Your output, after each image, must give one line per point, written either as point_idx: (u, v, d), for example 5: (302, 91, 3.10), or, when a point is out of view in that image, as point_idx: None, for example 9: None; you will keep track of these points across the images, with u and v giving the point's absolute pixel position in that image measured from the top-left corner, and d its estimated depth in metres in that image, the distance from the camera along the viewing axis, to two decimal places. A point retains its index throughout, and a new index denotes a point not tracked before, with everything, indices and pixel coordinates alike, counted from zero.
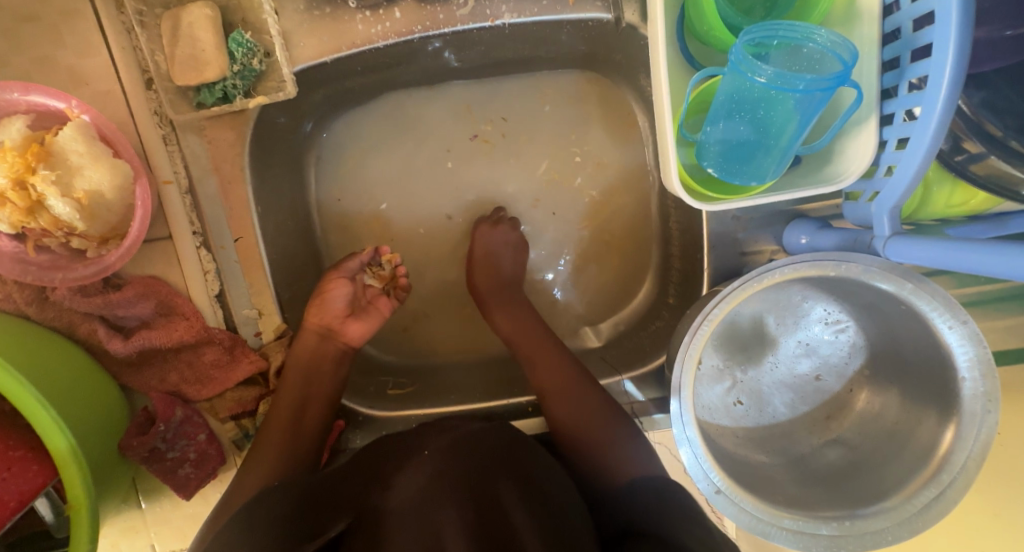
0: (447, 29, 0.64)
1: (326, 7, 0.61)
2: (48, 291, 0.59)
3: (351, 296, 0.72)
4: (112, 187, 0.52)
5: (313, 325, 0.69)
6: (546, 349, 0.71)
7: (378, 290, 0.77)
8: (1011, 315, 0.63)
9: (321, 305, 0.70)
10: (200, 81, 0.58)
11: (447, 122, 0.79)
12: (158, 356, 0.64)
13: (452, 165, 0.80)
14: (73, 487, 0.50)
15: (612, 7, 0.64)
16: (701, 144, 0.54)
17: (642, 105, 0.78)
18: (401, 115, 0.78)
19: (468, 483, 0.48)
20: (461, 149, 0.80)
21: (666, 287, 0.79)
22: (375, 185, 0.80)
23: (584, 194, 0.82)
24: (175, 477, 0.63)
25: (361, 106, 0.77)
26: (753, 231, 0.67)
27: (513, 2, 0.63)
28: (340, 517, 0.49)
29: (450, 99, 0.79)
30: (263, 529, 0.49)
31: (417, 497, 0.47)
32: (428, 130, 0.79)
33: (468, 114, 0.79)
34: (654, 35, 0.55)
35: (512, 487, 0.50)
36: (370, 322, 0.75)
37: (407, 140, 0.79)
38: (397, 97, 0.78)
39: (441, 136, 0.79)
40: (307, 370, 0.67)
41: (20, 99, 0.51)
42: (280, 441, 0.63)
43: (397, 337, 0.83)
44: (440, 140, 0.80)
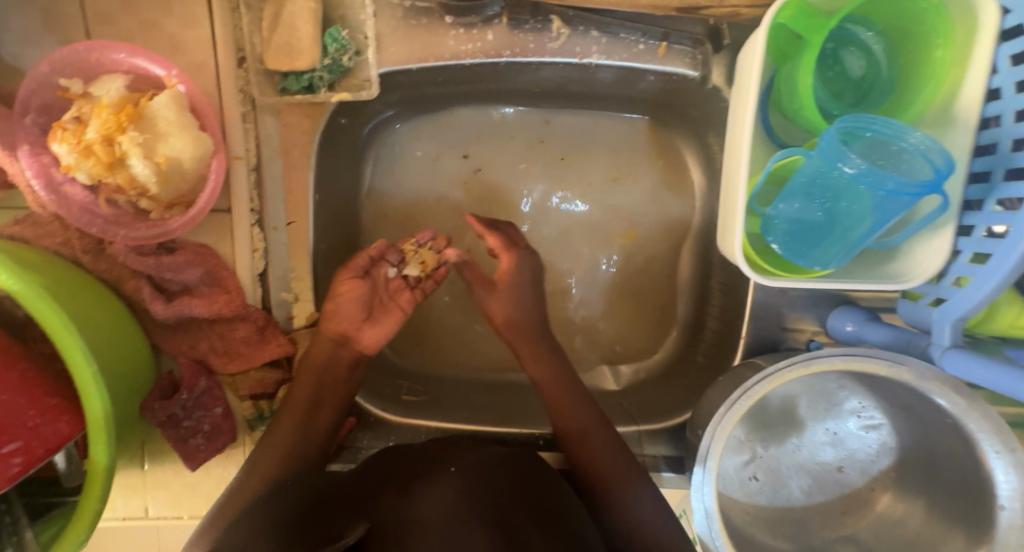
0: (534, 58, 0.64)
1: (422, 18, 0.62)
2: (106, 243, 0.60)
3: (365, 300, 0.69)
4: (192, 157, 0.53)
5: (329, 331, 0.67)
6: (553, 386, 0.70)
7: (406, 283, 0.74)
8: None
9: (335, 309, 0.68)
10: (290, 69, 0.60)
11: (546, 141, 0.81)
12: (193, 323, 0.65)
13: (508, 186, 0.82)
14: (97, 446, 0.48)
15: (700, 65, 0.64)
16: (768, 219, 0.54)
17: (704, 161, 0.80)
18: (472, 127, 0.80)
19: (489, 506, 0.48)
20: (536, 169, 0.82)
21: (695, 347, 0.80)
22: (426, 193, 0.81)
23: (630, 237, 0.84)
24: (186, 446, 0.63)
25: (441, 112, 0.78)
26: (800, 308, 0.69)
27: (604, 44, 0.63)
28: (357, 524, 0.46)
29: (543, 124, 0.81)
30: (275, 519, 0.50)
31: (444, 514, 0.46)
32: (518, 152, 0.81)
33: (569, 149, 0.82)
34: (744, 104, 0.54)
35: (536, 524, 0.49)
36: (388, 326, 0.72)
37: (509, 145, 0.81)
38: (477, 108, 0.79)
39: (530, 146, 0.81)
40: (321, 374, 0.66)
41: (124, 59, 0.51)
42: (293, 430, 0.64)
43: (418, 343, 0.84)
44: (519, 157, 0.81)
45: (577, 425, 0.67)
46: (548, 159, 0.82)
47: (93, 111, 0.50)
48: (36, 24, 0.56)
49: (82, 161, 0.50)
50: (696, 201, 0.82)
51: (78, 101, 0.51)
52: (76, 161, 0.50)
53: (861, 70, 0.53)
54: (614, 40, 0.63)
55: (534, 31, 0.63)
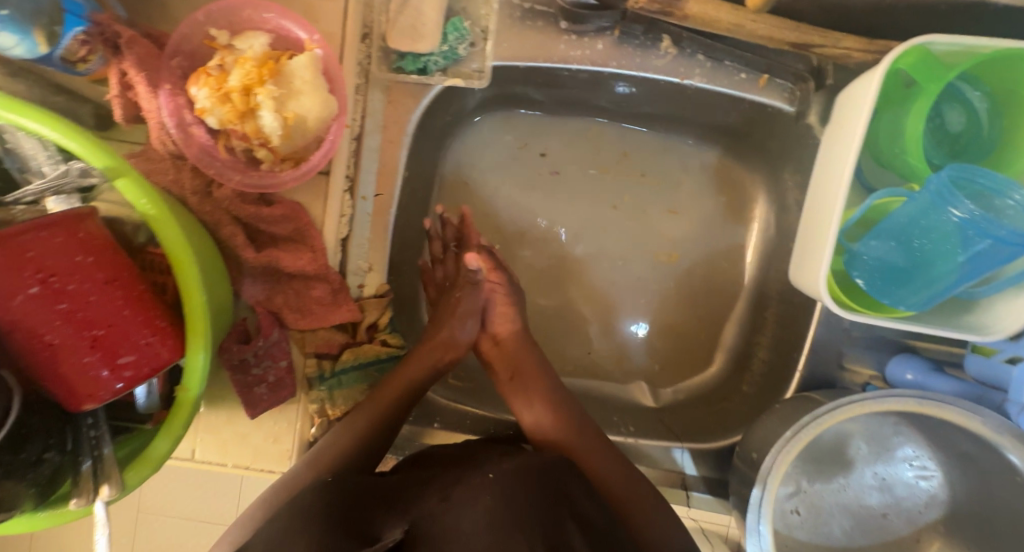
0: (636, 72, 0.67)
1: (539, 22, 0.66)
2: (213, 186, 0.61)
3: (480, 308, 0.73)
4: (317, 117, 0.56)
5: (439, 337, 0.70)
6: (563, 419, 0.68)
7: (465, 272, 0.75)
8: None
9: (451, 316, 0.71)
10: (410, 50, 0.63)
11: (624, 159, 0.85)
12: (275, 276, 0.67)
13: (583, 192, 0.84)
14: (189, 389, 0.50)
15: (797, 102, 0.66)
16: (855, 254, 0.56)
17: (770, 195, 0.83)
18: (558, 131, 0.83)
19: (536, 513, 0.50)
20: (610, 181, 0.85)
21: (740, 376, 0.82)
22: (501, 186, 0.83)
23: (679, 263, 0.86)
24: (250, 393, 0.65)
25: (530, 115, 0.82)
26: (859, 349, 0.70)
27: (708, 68, 0.65)
28: (396, 525, 0.49)
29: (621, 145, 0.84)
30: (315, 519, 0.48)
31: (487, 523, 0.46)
32: (594, 162, 0.84)
33: (646, 175, 0.85)
34: (847, 141, 0.55)
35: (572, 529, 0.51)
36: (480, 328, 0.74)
37: (588, 153, 0.84)
38: (563, 117, 0.83)
39: (610, 160, 0.84)
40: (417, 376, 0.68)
41: (271, 19, 0.55)
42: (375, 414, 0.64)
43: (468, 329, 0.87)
44: (593, 166, 0.84)
45: (586, 453, 0.65)
46: (621, 172, 0.85)
47: (237, 62, 0.53)
48: None
49: (218, 106, 0.53)
50: (755, 233, 0.85)
51: (221, 51, 0.54)
52: (211, 105, 0.53)
53: (961, 125, 0.55)
54: (717, 66, 0.65)
55: (642, 47, 0.65)
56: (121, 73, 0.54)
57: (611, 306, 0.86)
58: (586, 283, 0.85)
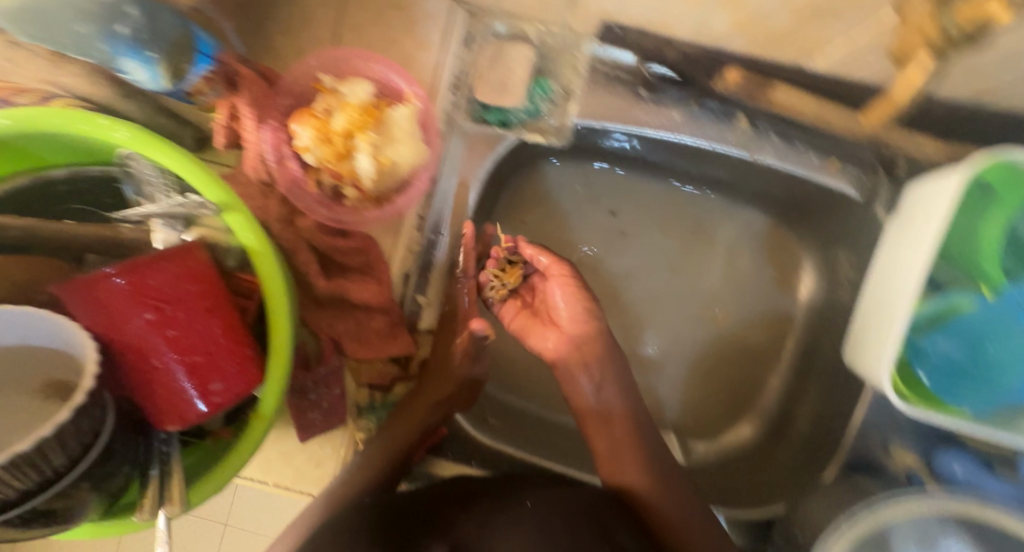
0: (709, 144, 0.69)
1: (619, 88, 0.68)
2: (295, 216, 0.63)
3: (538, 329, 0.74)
4: (408, 164, 0.59)
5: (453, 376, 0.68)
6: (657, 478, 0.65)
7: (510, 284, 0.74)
8: None
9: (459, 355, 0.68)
10: (495, 103, 0.66)
11: (693, 229, 0.86)
12: (342, 304, 0.68)
13: (642, 249, 0.86)
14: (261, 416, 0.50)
15: (865, 190, 0.67)
16: (921, 351, 0.57)
17: (821, 269, 0.83)
18: (627, 186, 0.84)
19: None
20: (669, 241, 0.86)
21: (775, 445, 0.83)
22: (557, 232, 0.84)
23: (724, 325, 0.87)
24: (304, 417, 0.67)
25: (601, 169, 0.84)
26: (902, 436, 0.70)
27: (780, 148, 0.68)
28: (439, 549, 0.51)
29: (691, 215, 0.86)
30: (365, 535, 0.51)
31: None
32: (658, 221, 0.86)
33: (715, 246, 0.86)
34: (918, 238, 0.56)
35: None
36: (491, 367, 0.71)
37: (653, 210, 0.85)
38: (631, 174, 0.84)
39: (676, 224, 0.86)
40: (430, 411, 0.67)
41: (376, 70, 0.59)
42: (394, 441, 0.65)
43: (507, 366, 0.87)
44: (657, 225, 0.86)
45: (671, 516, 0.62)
46: (684, 236, 0.86)
47: (343, 107, 0.57)
48: (297, 18, 0.63)
49: (318, 146, 0.56)
50: (802, 305, 0.86)
51: (325, 95, 0.57)
52: (313, 144, 0.56)
53: None
54: (789, 147, 0.68)
55: (718, 122, 0.68)
56: (232, 107, 0.57)
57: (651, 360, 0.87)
58: (630, 336, 0.86)
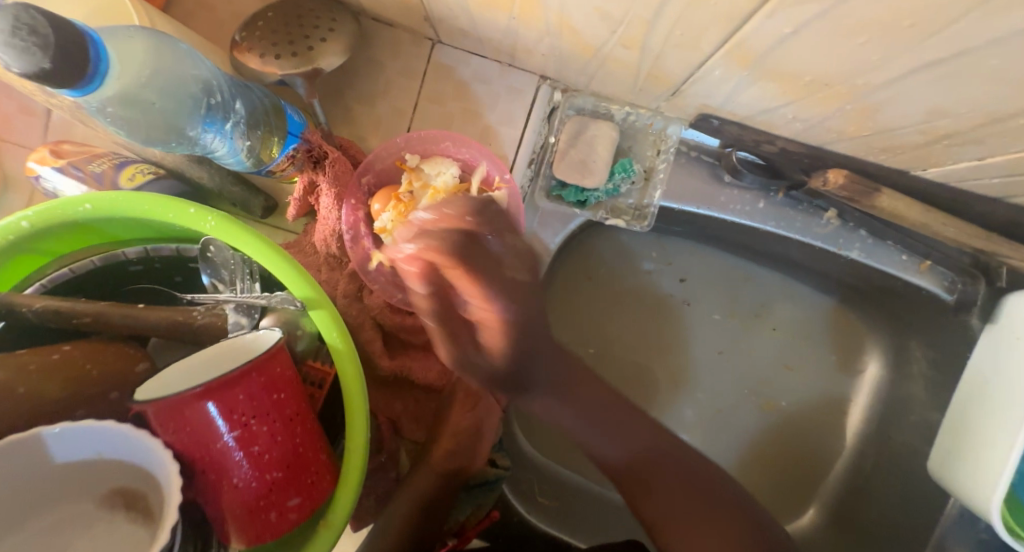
0: (795, 235, 0.66)
1: (704, 170, 0.66)
2: (363, 292, 0.61)
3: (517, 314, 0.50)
4: None
5: (450, 439, 0.67)
6: None
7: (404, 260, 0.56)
8: None
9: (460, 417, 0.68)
10: (577, 183, 0.63)
11: (760, 315, 0.82)
12: (401, 383, 0.65)
13: (709, 324, 0.83)
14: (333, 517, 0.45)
15: (957, 292, 0.63)
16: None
17: (889, 358, 0.80)
18: (698, 257, 0.80)
19: None
20: (731, 316, 0.82)
21: (845, 539, 0.79)
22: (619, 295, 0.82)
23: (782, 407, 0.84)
24: (358, 506, 0.63)
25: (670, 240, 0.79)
26: None
27: (867, 243, 0.65)
28: None
29: (760, 299, 0.82)
30: None
31: None
32: (724, 298, 0.82)
33: (778, 329, 0.83)
34: (1020, 361, 0.54)
35: None
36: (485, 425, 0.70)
37: (719, 283, 0.82)
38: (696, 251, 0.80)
39: (741, 305, 0.82)
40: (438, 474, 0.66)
41: (463, 151, 0.57)
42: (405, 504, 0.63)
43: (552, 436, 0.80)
44: (722, 303, 0.82)
45: None
46: (751, 313, 0.82)
47: (430, 191, 0.54)
48: (378, 86, 0.61)
49: (400, 231, 0.53)
50: (865, 391, 0.82)
51: (408, 174, 0.55)
52: (394, 229, 0.53)
53: None
54: (876, 242, 0.65)
55: (805, 213, 0.65)
56: (311, 181, 0.54)
57: (704, 438, 0.84)
58: (688, 414, 0.83)
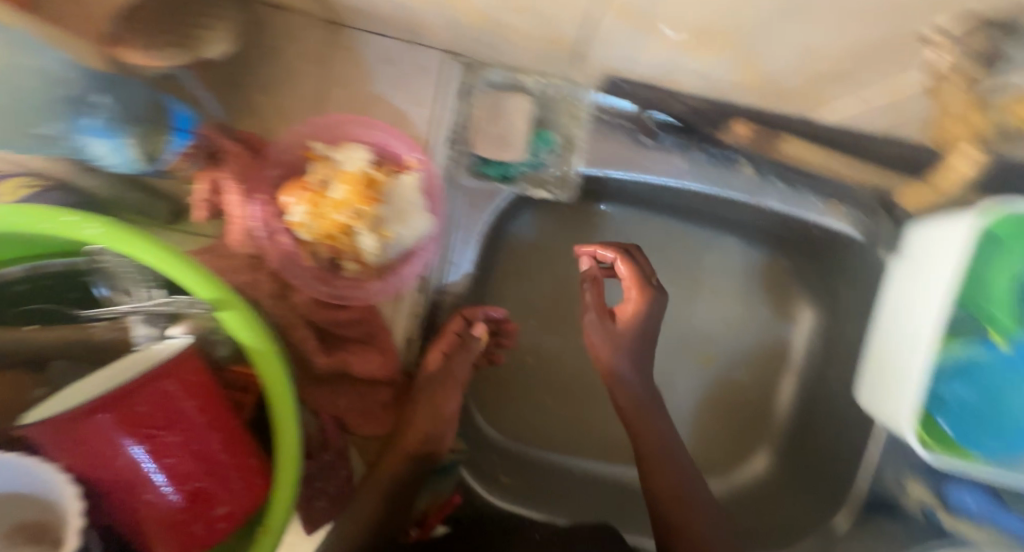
0: (713, 189, 0.68)
1: (620, 133, 0.65)
2: (287, 289, 0.57)
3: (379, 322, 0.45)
4: (412, 236, 0.54)
5: (417, 433, 0.64)
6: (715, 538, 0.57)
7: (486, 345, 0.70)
8: None
9: (430, 406, 0.64)
10: (496, 158, 0.64)
11: (704, 280, 0.85)
12: (343, 379, 0.63)
13: None
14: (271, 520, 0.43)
15: (866, 230, 0.67)
16: (943, 397, 0.56)
17: (821, 301, 0.82)
18: (633, 225, 0.81)
19: None
20: (673, 279, 0.84)
21: (794, 480, 0.81)
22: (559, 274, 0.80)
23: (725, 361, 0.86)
24: (309, 507, 0.61)
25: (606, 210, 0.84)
26: (914, 472, 0.70)
27: (781, 191, 0.67)
28: None
29: (700, 263, 0.85)
30: None
31: None
32: (666, 265, 0.83)
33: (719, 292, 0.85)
34: (925, 284, 0.56)
35: None
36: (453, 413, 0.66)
37: (658, 248, 0.83)
38: (638, 220, 0.81)
39: (682, 270, 0.84)
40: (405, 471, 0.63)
41: (373, 133, 0.55)
42: (372, 503, 0.61)
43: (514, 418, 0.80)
44: (666, 270, 0.83)
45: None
46: (692, 274, 0.84)
47: (340, 178, 0.51)
48: (278, 76, 0.59)
49: (312, 222, 0.50)
50: (803, 335, 0.85)
51: (318, 162, 0.52)
52: (306, 220, 0.51)
53: None
54: (790, 190, 0.67)
55: (721, 167, 0.67)
56: (215, 181, 0.53)
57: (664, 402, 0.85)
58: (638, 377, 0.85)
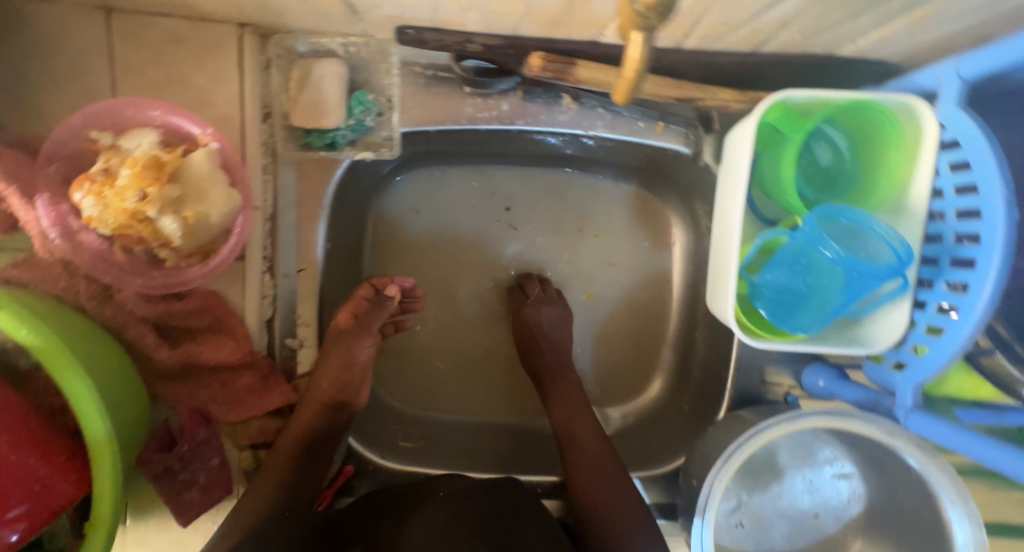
0: (544, 128, 0.69)
1: (443, 87, 0.67)
2: (113, 289, 0.58)
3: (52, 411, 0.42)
4: (219, 212, 0.54)
5: (321, 396, 0.65)
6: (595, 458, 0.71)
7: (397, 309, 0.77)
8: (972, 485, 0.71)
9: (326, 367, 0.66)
10: (315, 127, 0.62)
11: (581, 227, 0.88)
12: (196, 369, 0.63)
13: (533, 238, 0.87)
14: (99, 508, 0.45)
15: (693, 144, 0.71)
16: (756, 286, 0.60)
17: (686, 222, 0.87)
18: (507, 178, 0.86)
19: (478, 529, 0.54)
20: (550, 227, 0.87)
21: (680, 395, 0.85)
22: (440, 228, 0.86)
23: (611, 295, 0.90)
24: (179, 499, 0.61)
25: (479, 169, 0.85)
26: (777, 363, 0.75)
27: (608, 119, 0.70)
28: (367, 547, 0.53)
29: (575, 211, 0.88)
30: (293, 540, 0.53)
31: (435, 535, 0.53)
32: (545, 215, 0.87)
33: (599, 236, 0.89)
34: (733, 184, 0.60)
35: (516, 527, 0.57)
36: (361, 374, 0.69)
37: (532, 199, 0.87)
38: (522, 174, 0.86)
39: (560, 218, 0.88)
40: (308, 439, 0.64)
41: (158, 116, 0.53)
42: (274, 474, 0.61)
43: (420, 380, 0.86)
44: (542, 220, 0.87)
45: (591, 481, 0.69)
46: (569, 215, 0.88)
47: (126, 164, 0.50)
48: (59, 70, 0.56)
49: (103, 213, 0.49)
50: (680, 259, 0.89)
51: (105, 153, 0.51)
52: (98, 213, 0.49)
53: (828, 159, 0.62)
54: (616, 117, 0.70)
55: (545, 104, 0.68)
56: None
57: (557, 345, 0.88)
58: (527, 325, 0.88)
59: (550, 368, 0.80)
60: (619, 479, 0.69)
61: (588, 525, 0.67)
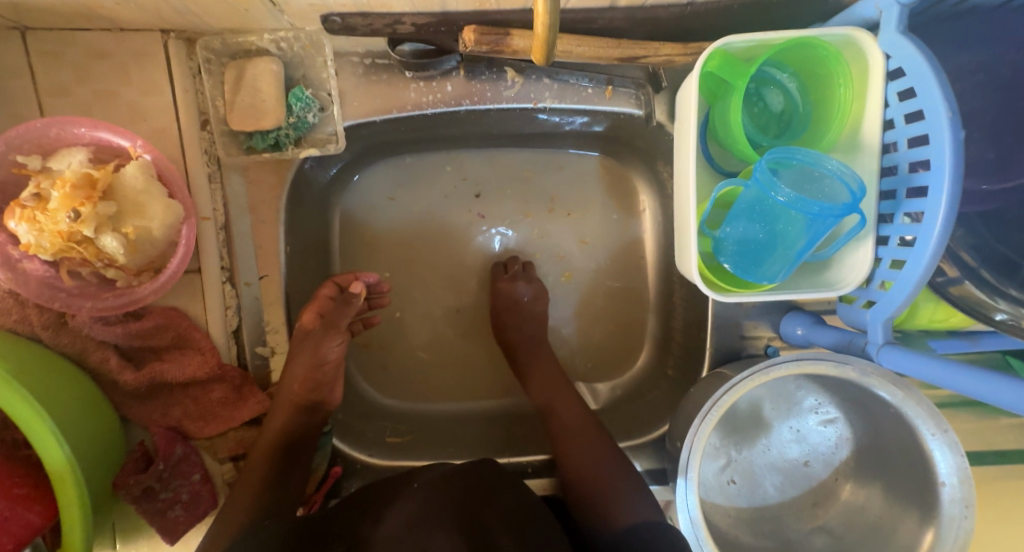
0: (492, 105, 0.68)
1: (383, 74, 0.65)
2: (67, 316, 0.57)
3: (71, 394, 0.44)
4: (161, 226, 0.53)
5: (291, 396, 0.64)
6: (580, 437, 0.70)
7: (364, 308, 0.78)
8: (961, 417, 0.70)
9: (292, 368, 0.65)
10: (256, 128, 0.61)
11: (552, 206, 0.87)
12: (166, 389, 0.63)
13: (504, 221, 0.86)
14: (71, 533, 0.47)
15: (644, 104, 0.69)
16: (719, 240, 0.60)
17: (653, 186, 0.85)
18: (473, 163, 0.85)
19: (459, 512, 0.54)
20: (519, 208, 0.86)
21: (665, 359, 0.84)
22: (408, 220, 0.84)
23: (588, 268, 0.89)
24: (164, 519, 0.59)
25: (449, 151, 0.84)
26: (755, 317, 0.74)
27: (556, 89, 0.68)
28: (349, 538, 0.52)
29: (546, 191, 0.87)
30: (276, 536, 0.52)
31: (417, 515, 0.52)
32: (516, 197, 0.86)
33: (572, 214, 0.88)
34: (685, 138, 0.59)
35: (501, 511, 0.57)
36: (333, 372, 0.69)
37: (500, 182, 0.86)
38: (483, 156, 0.85)
39: (530, 199, 0.86)
40: (288, 441, 0.63)
41: (85, 133, 0.52)
42: (256, 476, 0.60)
43: (405, 376, 0.85)
44: (512, 203, 0.86)
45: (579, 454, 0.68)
46: (539, 195, 0.87)
47: (56, 185, 0.48)
48: None
49: (40, 237, 0.48)
50: (652, 224, 0.88)
51: (34, 177, 0.50)
52: (36, 239, 0.48)
53: (781, 105, 0.61)
54: (565, 85, 0.68)
55: (490, 80, 0.67)
56: None
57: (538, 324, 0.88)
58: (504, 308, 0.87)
59: (525, 348, 0.80)
60: (608, 449, 0.68)
61: (580, 500, 0.66)
